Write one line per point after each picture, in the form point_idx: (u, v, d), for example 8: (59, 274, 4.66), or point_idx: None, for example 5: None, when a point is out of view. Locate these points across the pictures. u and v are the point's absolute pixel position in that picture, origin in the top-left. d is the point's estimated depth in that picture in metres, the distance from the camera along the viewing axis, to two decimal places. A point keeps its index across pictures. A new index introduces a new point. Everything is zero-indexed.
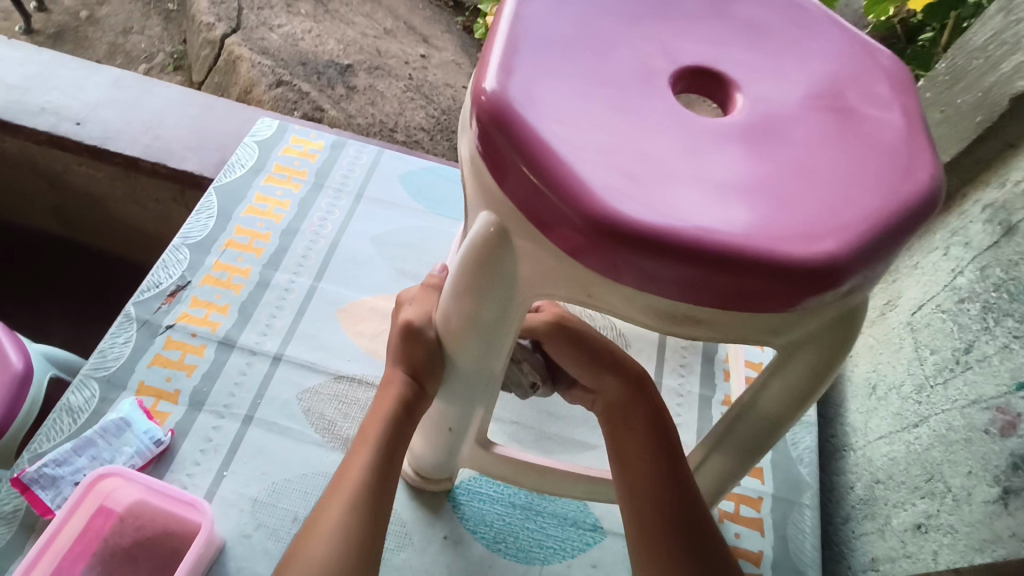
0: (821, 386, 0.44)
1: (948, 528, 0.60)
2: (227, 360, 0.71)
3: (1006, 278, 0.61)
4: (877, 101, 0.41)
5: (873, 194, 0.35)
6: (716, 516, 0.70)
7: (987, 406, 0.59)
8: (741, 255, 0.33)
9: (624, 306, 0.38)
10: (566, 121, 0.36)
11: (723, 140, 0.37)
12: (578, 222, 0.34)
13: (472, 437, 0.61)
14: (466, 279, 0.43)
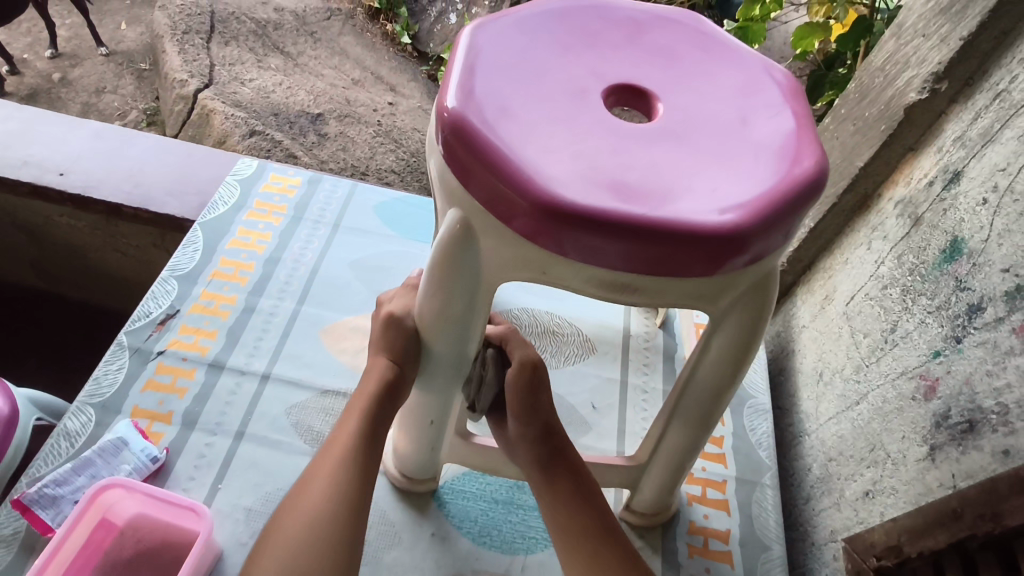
0: (753, 341, 0.54)
1: (891, 489, 0.65)
2: (218, 381, 0.75)
3: (918, 261, 0.70)
4: (756, 111, 0.53)
5: (757, 179, 0.48)
6: (685, 500, 0.75)
7: (912, 374, 0.66)
8: (655, 229, 0.44)
9: (573, 278, 0.48)
10: (513, 136, 0.47)
11: (634, 146, 0.49)
12: (529, 210, 0.45)
13: (452, 427, 0.68)
14: (438, 273, 0.53)
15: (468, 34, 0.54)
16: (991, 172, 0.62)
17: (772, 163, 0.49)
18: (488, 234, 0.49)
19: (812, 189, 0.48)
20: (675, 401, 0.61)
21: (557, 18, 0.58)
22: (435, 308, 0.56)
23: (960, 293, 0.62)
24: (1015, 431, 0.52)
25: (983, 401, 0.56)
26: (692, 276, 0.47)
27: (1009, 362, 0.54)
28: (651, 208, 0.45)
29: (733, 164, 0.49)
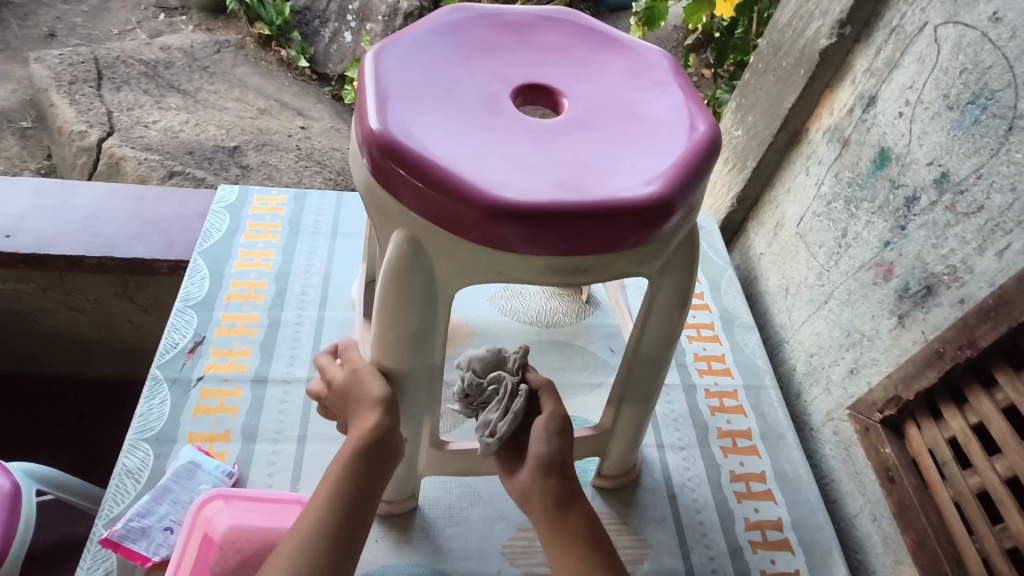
0: (691, 278, 0.54)
1: (871, 362, 0.79)
2: (266, 394, 0.77)
3: (854, 174, 0.84)
4: (645, 92, 0.54)
5: (669, 150, 0.49)
6: (709, 412, 0.85)
7: (870, 266, 0.80)
8: (589, 210, 0.43)
9: (520, 272, 0.46)
10: (439, 149, 0.45)
11: (553, 141, 0.48)
12: (476, 216, 0.43)
13: (427, 441, 0.63)
14: (391, 291, 0.48)
15: (369, 61, 0.51)
16: (901, 92, 0.77)
17: (676, 136, 0.50)
18: (435, 242, 0.45)
19: (709, 151, 0.49)
20: (629, 363, 0.62)
21: (450, 30, 0.56)
22: (392, 330, 0.50)
23: (896, 190, 0.77)
24: (965, 282, 0.67)
25: (933, 268, 0.70)
26: (633, 248, 0.46)
27: (949, 232, 0.69)
28: (581, 191, 0.44)
29: (643, 145, 0.49)
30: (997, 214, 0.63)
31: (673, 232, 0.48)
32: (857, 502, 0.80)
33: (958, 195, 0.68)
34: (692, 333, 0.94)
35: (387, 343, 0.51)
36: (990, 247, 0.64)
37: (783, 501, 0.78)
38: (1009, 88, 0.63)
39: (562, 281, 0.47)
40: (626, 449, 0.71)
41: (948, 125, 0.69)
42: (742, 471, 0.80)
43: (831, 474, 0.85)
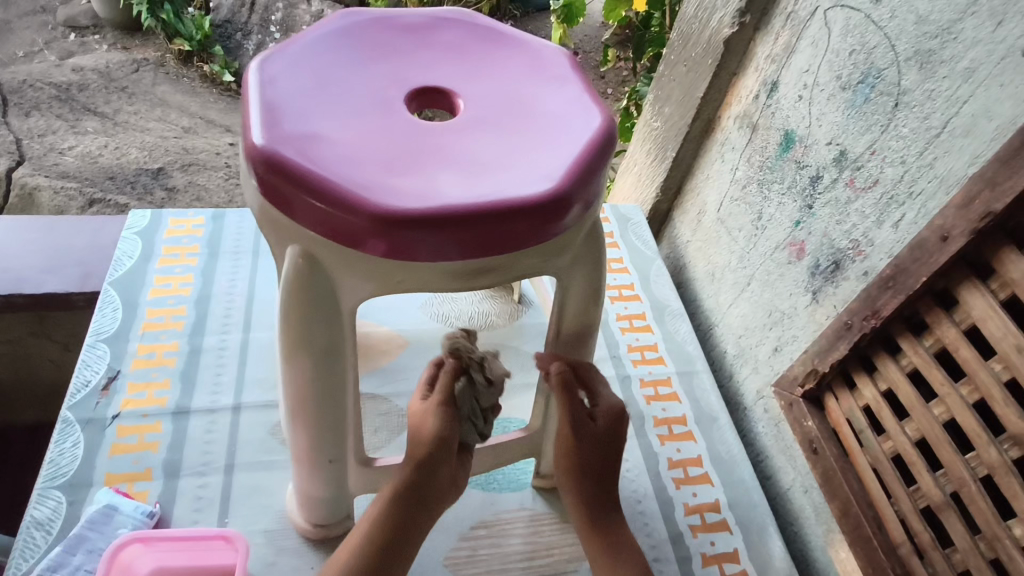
0: (600, 268, 0.54)
1: (795, 339, 0.81)
2: (189, 425, 0.74)
3: (764, 158, 0.86)
4: (547, 83, 0.52)
5: (570, 143, 0.48)
6: (644, 401, 0.87)
7: (788, 246, 0.82)
8: (485, 213, 0.42)
9: (422, 280, 0.44)
10: (326, 160, 0.42)
11: (448, 142, 0.45)
12: (368, 227, 0.40)
13: (354, 459, 0.61)
14: (291, 310, 0.46)
15: (252, 69, 0.47)
16: (799, 75, 0.78)
17: (576, 130, 0.48)
18: (331, 257, 0.43)
19: (607, 145, 0.48)
20: (554, 347, 0.61)
21: (341, 25, 0.52)
22: (300, 348, 0.48)
23: (801, 171, 0.79)
24: (868, 255, 0.69)
25: (840, 244, 0.73)
26: (540, 245, 0.45)
27: (850, 208, 0.71)
28: (480, 193, 0.42)
29: (543, 141, 0.47)
30: (891, 187, 0.65)
31: (575, 224, 0.47)
32: (790, 476, 0.82)
33: (856, 171, 0.70)
34: (624, 325, 0.95)
35: (298, 363, 0.49)
36: (886, 219, 0.66)
37: (720, 483, 0.79)
38: (893, 66, 0.64)
39: (466, 285, 0.45)
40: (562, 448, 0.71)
41: (843, 104, 0.70)
42: (679, 457, 0.82)
43: (765, 451, 0.87)
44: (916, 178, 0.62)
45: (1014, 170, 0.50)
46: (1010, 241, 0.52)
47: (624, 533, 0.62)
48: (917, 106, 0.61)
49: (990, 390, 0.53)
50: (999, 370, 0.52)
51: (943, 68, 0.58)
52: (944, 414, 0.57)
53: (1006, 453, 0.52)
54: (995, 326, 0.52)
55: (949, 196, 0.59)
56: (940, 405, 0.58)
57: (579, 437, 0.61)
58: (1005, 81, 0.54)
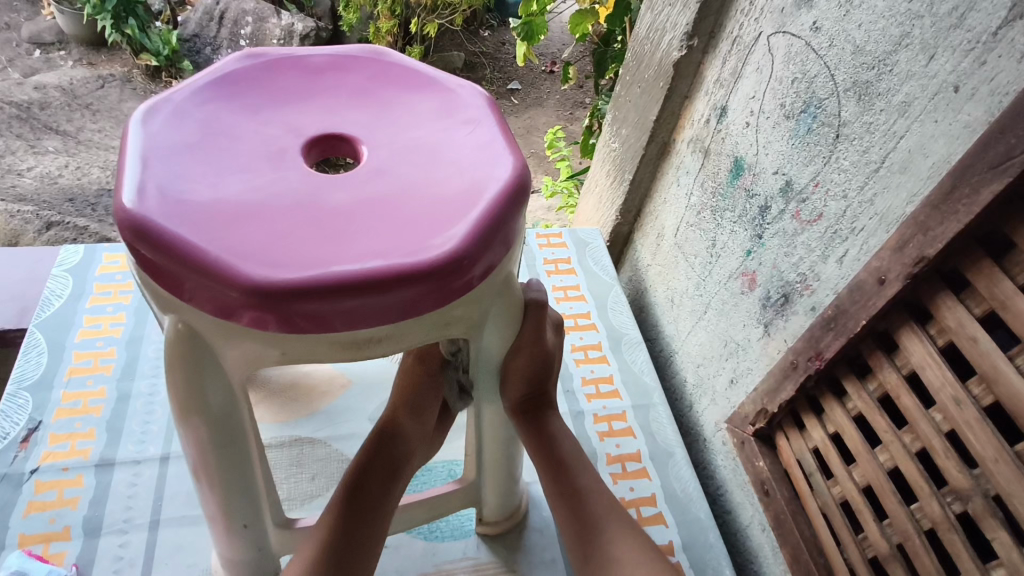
0: (516, 322, 0.51)
1: (747, 371, 0.78)
2: (112, 479, 0.71)
3: (716, 184, 0.83)
4: (454, 130, 0.51)
5: (473, 194, 0.46)
6: (596, 438, 0.84)
7: (736, 275, 0.80)
8: (365, 280, 0.40)
9: (308, 347, 0.42)
10: (199, 226, 0.40)
11: (337, 201, 0.44)
12: (239, 298, 0.39)
13: (271, 521, 0.58)
14: (175, 381, 0.44)
15: (136, 124, 0.47)
16: (746, 102, 0.76)
17: (477, 183, 0.47)
18: (208, 326, 0.41)
19: (517, 195, 0.47)
20: (475, 384, 0.56)
21: (241, 80, 0.52)
22: (190, 416, 0.46)
23: (751, 200, 0.76)
24: (814, 290, 0.66)
25: (788, 276, 0.71)
26: (440, 306, 0.43)
27: (797, 240, 0.69)
28: (368, 257, 0.41)
29: (439, 195, 0.45)
30: (835, 221, 0.63)
31: (482, 281, 0.45)
32: (749, 512, 0.80)
33: (802, 203, 0.68)
34: (578, 356, 0.93)
35: (191, 433, 0.47)
36: (831, 254, 0.64)
37: (674, 523, 0.77)
38: (833, 97, 0.62)
39: (360, 352, 0.44)
40: (501, 498, 0.68)
41: (787, 134, 0.69)
42: (633, 496, 0.79)
43: (725, 485, 0.84)
44: (858, 214, 0.60)
45: (944, 216, 0.48)
46: (947, 286, 0.50)
47: (612, 550, 0.53)
48: (858, 141, 0.60)
49: (930, 441, 0.51)
50: (939, 420, 0.50)
51: (880, 101, 0.56)
52: (889, 462, 0.55)
53: (949, 508, 0.50)
54: (934, 375, 0.50)
55: (890, 234, 0.57)
56: (885, 452, 0.56)
57: (567, 459, 0.59)
58: (939, 117, 0.51)
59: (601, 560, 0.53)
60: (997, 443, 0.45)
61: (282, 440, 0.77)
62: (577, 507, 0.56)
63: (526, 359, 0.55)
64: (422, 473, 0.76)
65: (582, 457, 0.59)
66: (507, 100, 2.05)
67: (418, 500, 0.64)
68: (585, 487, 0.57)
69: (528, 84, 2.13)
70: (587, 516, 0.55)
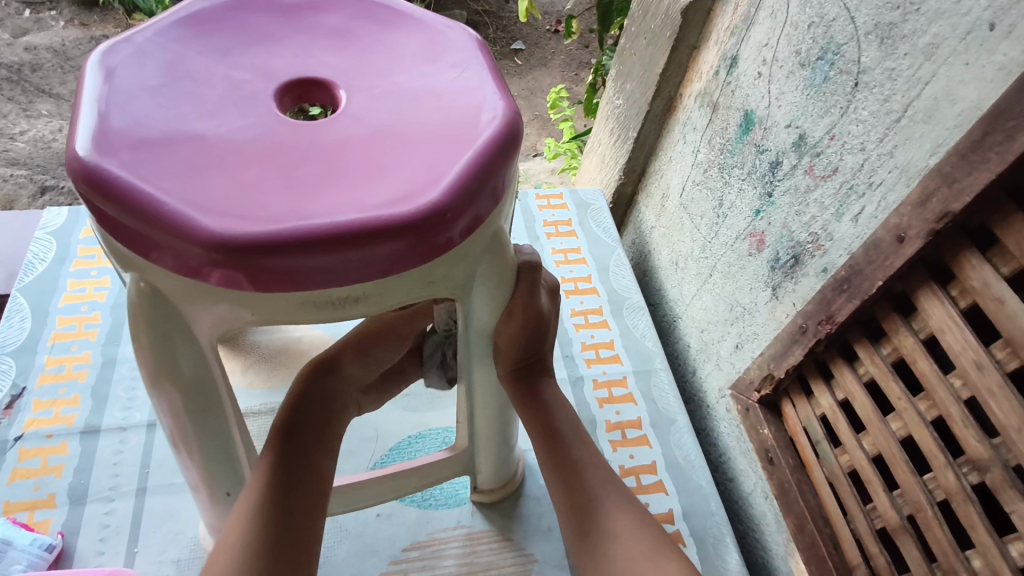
0: (507, 289, 0.48)
1: (753, 335, 0.75)
2: (98, 446, 0.69)
3: (724, 140, 0.79)
4: (439, 74, 0.47)
5: (458, 142, 0.42)
6: (596, 404, 0.81)
7: (744, 236, 0.76)
8: (338, 234, 0.36)
9: (281, 308, 0.39)
10: (156, 176, 0.37)
11: (311, 148, 0.40)
12: (202, 254, 0.36)
13: None
14: (144, 347, 0.41)
15: (92, 66, 0.43)
16: (758, 50, 0.71)
17: (463, 130, 0.43)
18: (171, 288, 0.38)
19: (508, 144, 0.43)
20: (466, 353, 0.53)
21: (210, 20, 0.48)
22: (160, 382, 0.43)
23: (761, 155, 0.72)
24: (827, 250, 0.63)
25: (799, 236, 0.67)
26: (424, 263, 0.40)
27: (810, 197, 0.65)
28: (341, 209, 0.37)
29: (422, 143, 0.42)
30: (851, 175, 0.59)
31: (469, 238, 0.42)
32: (752, 480, 0.77)
33: (816, 157, 0.63)
34: (578, 322, 0.89)
35: (163, 400, 0.44)
36: (846, 211, 0.60)
37: (674, 492, 0.75)
38: (853, 41, 0.57)
39: (335, 314, 0.41)
40: (495, 466, 0.66)
41: (802, 83, 0.64)
42: (632, 464, 0.76)
43: (727, 452, 0.82)
44: (877, 167, 0.56)
45: (973, 166, 0.44)
46: (973, 243, 0.46)
47: (611, 522, 0.49)
48: (878, 87, 0.55)
49: (948, 408, 0.48)
50: (959, 386, 0.47)
51: (905, 44, 0.52)
52: (902, 431, 0.52)
53: (965, 478, 0.47)
54: (955, 340, 0.47)
55: (910, 189, 0.53)
56: (898, 419, 0.53)
57: (562, 429, 0.56)
58: (971, 58, 0.47)
59: (599, 532, 0.49)
60: (1022, 411, 0.42)
61: (273, 407, 0.75)
62: (575, 478, 0.53)
63: (519, 328, 0.52)
64: (416, 440, 0.74)
65: (577, 428, 0.56)
66: (511, 61, 1.97)
67: (408, 468, 0.62)
68: (582, 457, 0.54)
69: (532, 44, 2.05)
70: (584, 488, 0.52)
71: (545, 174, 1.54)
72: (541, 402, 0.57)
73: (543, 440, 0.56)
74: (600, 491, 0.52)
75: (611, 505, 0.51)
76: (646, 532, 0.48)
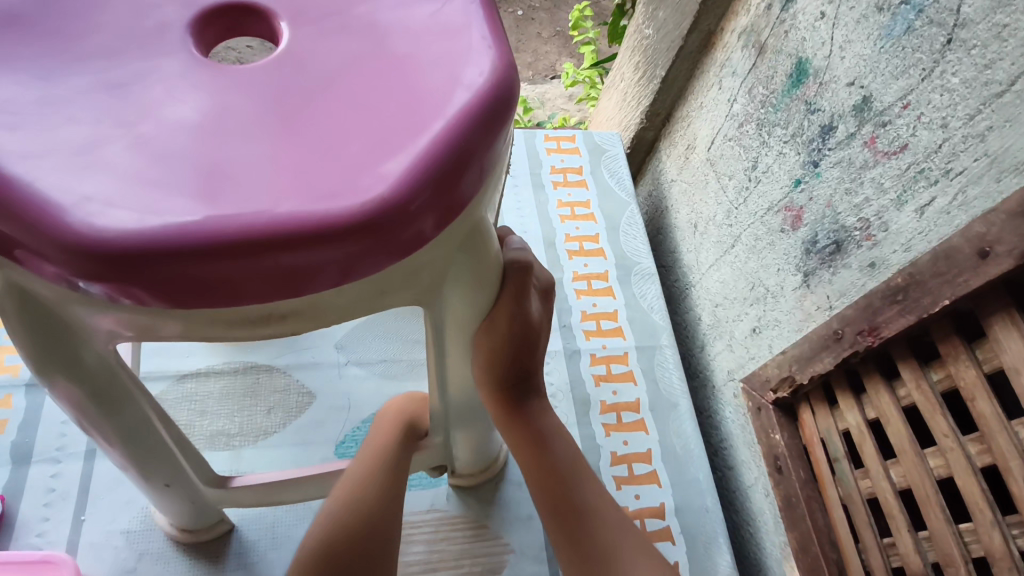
0: (488, 288, 0.39)
1: (775, 322, 0.67)
2: (45, 401, 0.64)
3: (767, 92, 0.67)
4: (410, 6, 0.36)
5: (424, 107, 0.32)
6: (592, 382, 0.74)
7: (778, 209, 0.66)
8: (252, 238, 0.27)
9: (189, 319, 0.31)
10: (17, 150, 0.28)
11: (231, 108, 0.30)
12: (69, 260, 0.27)
13: (201, 476, 0.50)
14: (24, 347, 0.33)
15: None
16: None
17: (436, 87, 0.33)
18: (44, 291, 0.30)
19: (493, 112, 0.32)
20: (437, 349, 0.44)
21: None
22: (55, 384, 0.36)
23: (811, 116, 0.60)
24: (878, 242, 0.53)
25: (846, 219, 0.56)
26: (372, 272, 0.31)
27: (866, 176, 0.54)
28: (258, 201, 0.28)
29: (380, 105, 0.32)
30: (922, 156, 0.48)
31: (434, 239, 0.33)
32: (753, 473, 0.71)
33: (880, 128, 0.52)
34: (580, 288, 0.81)
35: (63, 401, 0.37)
36: (909, 200, 0.50)
37: (669, 484, 0.69)
38: None
39: (261, 326, 0.33)
40: (474, 453, 0.60)
41: (875, 33, 0.52)
42: (625, 451, 0.70)
43: (730, 439, 0.75)
44: (958, 150, 0.45)
45: None
46: None
47: None
48: (978, 48, 0.43)
49: (1007, 461, 0.39)
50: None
51: None
52: (941, 471, 0.45)
53: (1014, 542, 0.39)
54: None
55: (999, 185, 0.43)
56: (939, 457, 0.45)
57: (563, 463, 0.47)
58: None
59: None
60: None
61: (236, 366, 0.68)
62: (580, 525, 0.44)
63: (500, 333, 0.43)
64: None
65: (580, 466, 0.47)
66: None
67: None
68: (587, 499, 0.45)
69: None
70: (590, 550, 0.43)
71: (560, 103, 1.41)
72: (535, 421, 0.48)
73: (541, 476, 0.47)
74: (612, 543, 0.43)
75: (630, 562, 0.42)
76: None
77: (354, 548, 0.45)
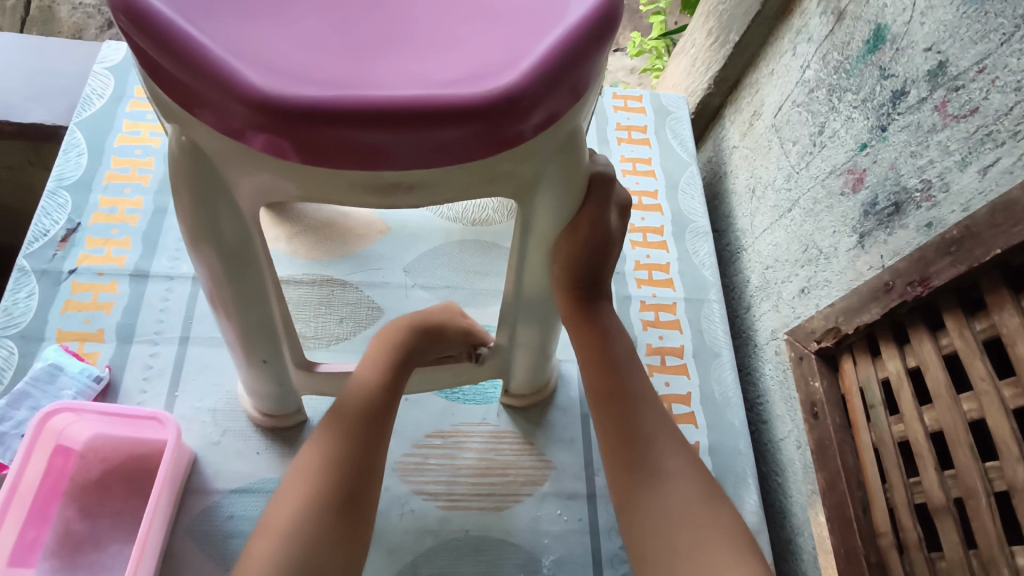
0: (574, 198, 0.44)
1: (825, 282, 0.69)
2: (145, 290, 0.71)
3: (842, 58, 0.68)
4: None
5: (541, 21, 0.36)
6: (640, 326, 0.78)
7: (840, 172, 0.68)
8: (392, 112, 0.32)
9: (325, 184, 0.36)
10: (205, 20, 0.33)
11: (377, 7, 0.35)
12: (246, 114, 0.32)
13: (292, 359, 0.56)
14: (183, 200, 0.39)
15: None
16: None
17: (550, 5, 0.36)
18: (213, 146, 0.35)
19: (602, 29, 0.36)
20: (519, 252, 0.49)
21: None
22: (200, 242, 0.41)
23: (884, 81, 0.62)
24: (937, 203, 0.55)
25: (908, 181, 0.59)
26: (481, 157, 0.35)
27: (933, 138, 0.56)
28: (399, 83, 0.32)
29: (500, 16, 0.36)
30: (992, 119, 0.50)
31: (537, 138, 0.37)
32: (786, 427, 0.75)
33: (952, 92, 0.54)
34: (636, 239, 0.84)
35: (202, 260, 0.43)
36: (974, 161, 0.52)
37: (705, 426, 0.72)
38: None
39: (382, 198, 0.38)
40: (531, 373, 0.65)
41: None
42: (667, 391, 0.74)
43: (767, 395, 0.79)
44: None
45: None
46: None
47: (662, 463, 0.46)
48: None
49: None
50: None
51: None
52: (974, 412, 0.47)
53: None
54: None
55: None
56: (973, 401, 0.48)
57: (620, 359, 0.51)
58: None
59: (647, 473, 0.46)
60: None
61: (313, 279, 0.74)
62: (628, 411, 0.48)
63: (581, 235, 0.47)
64: None
65: (633, 362, 0.52)
66: None
67: (444, 364, 0.61)
68: (637, 391, 0.50)
69: None
70: (632, 425, 0.48)
71: (623, 73, 1.43)
72: (599, 322, 0.52)
73: (597, 366, 0.51)
74: (654, 431, 0.47)
75: (667, 446, 0.47)
76: (695, 484, 0.45)
77: (355, 449, 0.48)
